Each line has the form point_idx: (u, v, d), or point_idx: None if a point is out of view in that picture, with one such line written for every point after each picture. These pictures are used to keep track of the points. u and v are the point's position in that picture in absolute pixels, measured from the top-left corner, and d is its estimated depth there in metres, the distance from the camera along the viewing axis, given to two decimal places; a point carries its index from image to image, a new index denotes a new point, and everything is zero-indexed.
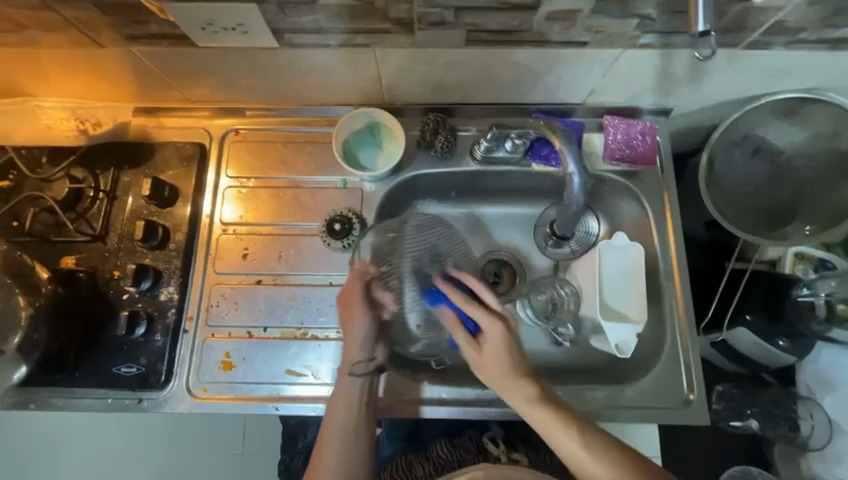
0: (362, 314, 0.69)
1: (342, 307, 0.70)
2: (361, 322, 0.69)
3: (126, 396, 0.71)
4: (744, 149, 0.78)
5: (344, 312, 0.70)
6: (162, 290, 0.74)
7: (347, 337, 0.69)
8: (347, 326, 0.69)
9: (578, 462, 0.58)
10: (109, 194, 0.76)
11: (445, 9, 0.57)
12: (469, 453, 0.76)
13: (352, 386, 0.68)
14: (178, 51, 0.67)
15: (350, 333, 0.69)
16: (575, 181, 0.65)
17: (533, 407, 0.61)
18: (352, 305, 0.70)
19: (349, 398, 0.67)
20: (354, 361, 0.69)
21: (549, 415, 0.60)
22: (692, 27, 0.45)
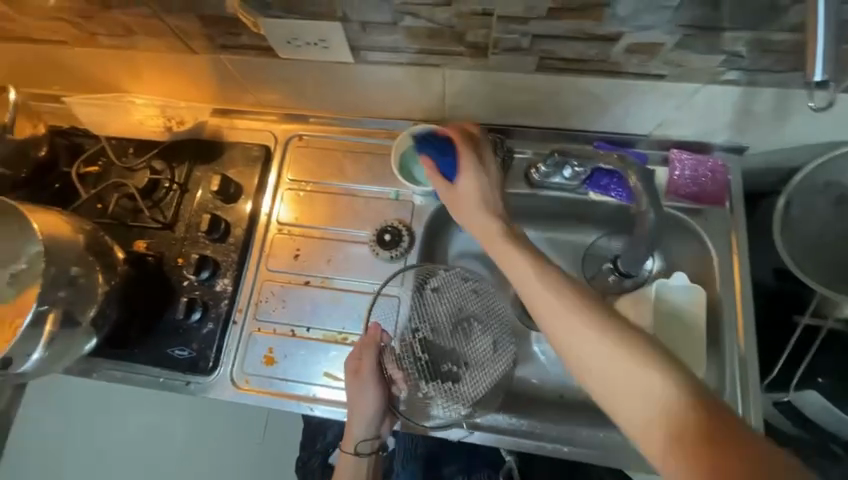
0: (368, 393, 0.69)
1: (350, 379, 0.69)
2: (368, 402, 0.69)
3: (176, 378, 0.75)
4: (828, 197, 0.72)
5: (352, 380, 0.69)
6: (218, 281, 0.78)
7: (354, 415, 0.69)
8: (356, 405, 0.69)
9: (534, 298, 0.53)
10: (181, 186, 0.82)
11: (522, 36, 0.57)
12: None
13: (356, 459, 0.72)
14: (262, 61, 0.72)
15: (356, 412, 0.69)
16: (650, 218, 0.61)
17: (547, 297, 0.52)
18: (362, 376, 0.69)
19: (356, 470, 0.72)
20: (359, 438, 0.70)
21: (567, 309, 0.51)
22: (807, 76, 0.38)
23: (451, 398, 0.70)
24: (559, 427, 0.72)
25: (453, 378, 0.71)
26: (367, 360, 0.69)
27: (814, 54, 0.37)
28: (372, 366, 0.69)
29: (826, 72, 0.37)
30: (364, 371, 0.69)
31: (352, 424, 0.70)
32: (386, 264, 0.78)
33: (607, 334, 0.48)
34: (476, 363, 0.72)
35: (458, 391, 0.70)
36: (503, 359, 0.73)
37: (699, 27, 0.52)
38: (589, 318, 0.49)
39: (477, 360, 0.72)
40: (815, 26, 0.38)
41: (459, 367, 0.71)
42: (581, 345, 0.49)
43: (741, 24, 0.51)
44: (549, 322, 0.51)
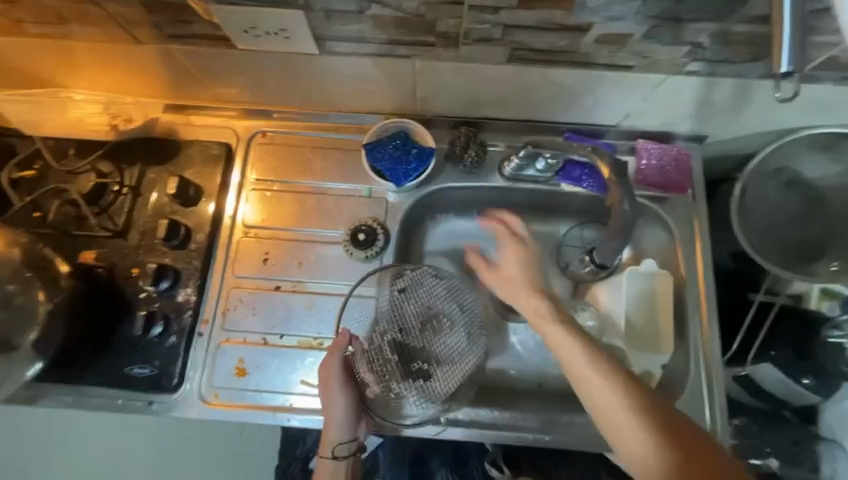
0: (337, 396, 0.66)
1: (322, 381, 0.67)
2: (338, 403, 0.66)
3: (136, 398, 0.69)
4: (779, 181, 0.76)
5: (322, 389, 0.67)
6: (180, 291, 0.73)
7: (327, 416, 0.67)
8: (326, 406, 0.67)
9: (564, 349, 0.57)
10: (133, 189, 0.75)
11: (493, 27, 0.56)
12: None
13: (334, 465, 0.67)
14: (218, 52, 0.67)
15: (329, 413, 0.66)
16: (625, 209, 0.61)
17: (563, 343, 0.57)
18: (330, 382, 0.67)
19: (334, 478, 0.67)
20: (335, 441, 0.67)
21: (582, 356, 0.55)
22: (773, 67, 0.40)
23: (423, 396, 0.69)
24: (540, 417, 0.72)
25: (425, 377, 0.69)
26: (333, 362, 0.67)
27: (781, 45, 0.38)
28: (340, 368, 0.67)
29: (792, 62, 0.38)
30: (332, 374, 0.67)
31: (326, 426, 0.67)
32: (362, 264, 0.75)
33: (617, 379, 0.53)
34: (447, 359, 0.70)
35: (431, 389, 0.69)
36: (474, 352, 0.71)
37: (666, 18, 0.53)
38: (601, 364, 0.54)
39: (447, 356, 0.70)
40: (780, 17, 0.38)
41: (430, 364, 0.70)
42: (597, 390, 0.53)
43: (704, 16, 0.53)
44: (572, 371, 0.56)
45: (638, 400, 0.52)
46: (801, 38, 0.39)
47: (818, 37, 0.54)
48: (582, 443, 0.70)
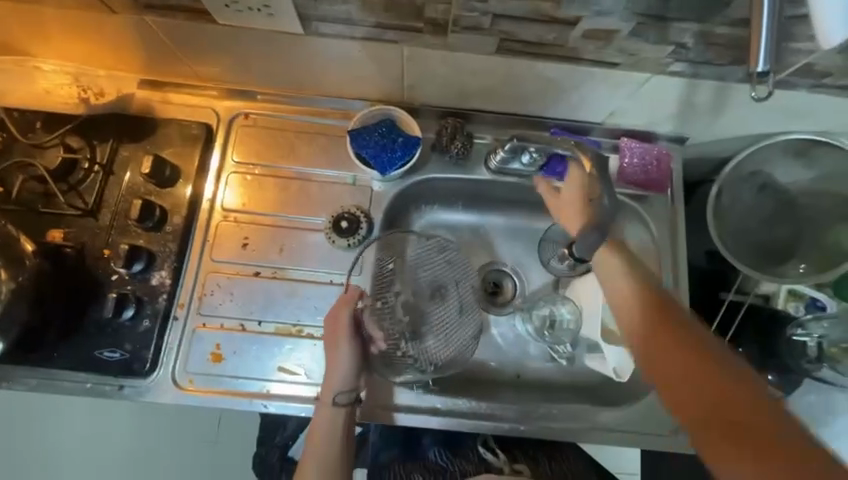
0: (345, 345, 0.67)
1: (329, 333, 0.68)
2: (344, 355, 0.66)
3: (106, 382, 0.68)
4: (753, 184, 0.79)
5: (329, 343, 0.67)
6: (154, 274, 0.71)
7: (330, 366, 0.67)
8: (331, 357, 0.67)
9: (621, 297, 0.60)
10: (104, 167, 0.72)
11: (482, 15, 0.55)
12: (469, 464, 0.74)
13: (335, 414, 0.66)
14: (197, 26, 0.64)
15: (336, 357, 0.66)
16: (604, 202, 0.62)
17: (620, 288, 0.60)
18: (340, 334, 0.67)
19: (332, 427, 0.65)
20: (339, 386, 0.66)
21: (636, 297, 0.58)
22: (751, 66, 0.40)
23: (423, 357, 0.70)
24: (518, 407, 0.73)
25: (421, 341, 0.71)
26: (345, 314, 0.68)
27: (758, 45, 0.39)
28: (353, 319, 0.68)
29: (768, 62, 0.39)
30: (345, 323, 0.67)
31: (329, 370, 0.66)
32: (344, 253, 0.74)
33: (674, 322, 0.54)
34: (448, 326, 0.73)
35: (428, 354, 0.71)
36: (473, 323, 0.74)
37: (651, 16, 0.53)
38: (656, 310, 0.56)
39: (447, 323, 0.73)
40: (759, 18, 0.39)
41: (429, 330, 0.72)
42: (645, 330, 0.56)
43: (688, 16, 0.53)
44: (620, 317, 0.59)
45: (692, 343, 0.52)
46: (776, 41, 0.40)
47: (796, 43, 0.55)
48: (556, 432, 0.71)
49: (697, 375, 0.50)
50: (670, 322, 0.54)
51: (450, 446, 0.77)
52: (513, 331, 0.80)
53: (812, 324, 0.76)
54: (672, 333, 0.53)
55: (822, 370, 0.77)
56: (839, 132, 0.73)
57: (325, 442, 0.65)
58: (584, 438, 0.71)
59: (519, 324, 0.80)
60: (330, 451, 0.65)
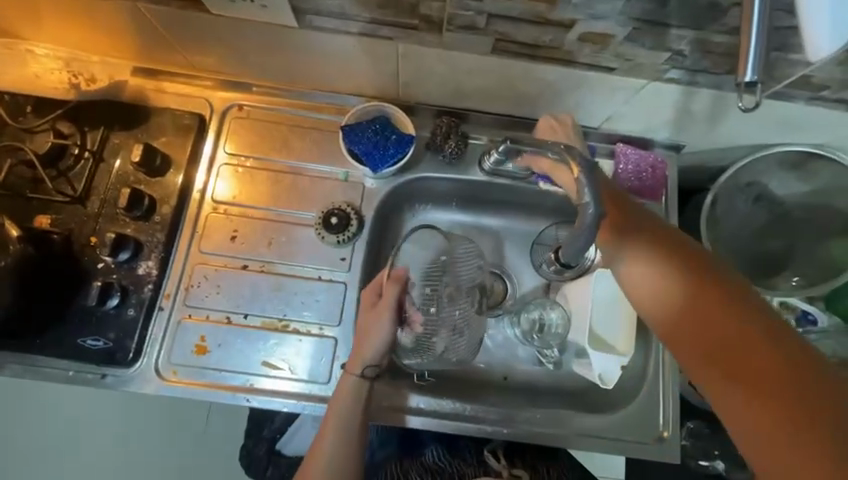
0: (383, 326, 0.64)
1: (369, 308, 0.65)
2: (382, 332, 0.64)
3: (88, 370, 0.67)
4: (747, 195, 0.78)
5: (368, 312, 0.65)
6: (141, 264, 0.70)
7: (365, 337, 0.64)
8: (367, 333, 0.64)
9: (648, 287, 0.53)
10: (94, 154, 0.71)
11: (477, 14, 0.54)
12: (468, 465, 0.73)
13: (359, 384, 0.64)
14: (189, 15, 0.63)
15: (373, 334, 0.64)
16: (589, 212, 0.55)
17: (657, 266, 0.53)
18: (381, 311, 0.64)
19: (354, 398, 0.64)
20: (367, 361, 0.64)
21: (679, 275, 0.52)
22: (738, 75, 0.40)
23: (449, 348, 0.69)
24: (502, 410, 0.72)
25: (435, 337, 0.69)
26: (392, 294, 0.64)
27: (747, 53, 0.38)
28: (395, 303, 0.64)
29: (756, 71, 0.39)
30: (390, 305, 0.64)
31: (363, 340, 0.64)
32: (333, 249, 0.74)
33: (725, 302, 0.49)
34: (465, 324, 0.71)
35: (437, 349, 0.69)
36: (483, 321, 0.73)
37: (647, 22, 0.53)
38: (704, 288, 0.50)
39: (464, 321, 0.71)
40: (748, 28, 0.38)
41: (445, 330, 0.69)
42: (689, 311, 0.50)
43: (685, 23, 0.52)
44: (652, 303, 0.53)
45: (747, 322, 0.47)
46: (765, 50, 0.39)
47: (793, 55, 0.54)
48: (539, 437, 0.71)
49: (749, 358, 0.46)
50: (729, 300, 0.49)
51: (448, 446, 0.76)
52: (501, 333, 0.80)
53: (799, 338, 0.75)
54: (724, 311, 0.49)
55: None
56: (836, 146, 0.73)
57: (347, 409, 0.63)
58: (568, 443, 0.71)
59: (507, 327, 0.80)
60: (350, 419, 0.63)
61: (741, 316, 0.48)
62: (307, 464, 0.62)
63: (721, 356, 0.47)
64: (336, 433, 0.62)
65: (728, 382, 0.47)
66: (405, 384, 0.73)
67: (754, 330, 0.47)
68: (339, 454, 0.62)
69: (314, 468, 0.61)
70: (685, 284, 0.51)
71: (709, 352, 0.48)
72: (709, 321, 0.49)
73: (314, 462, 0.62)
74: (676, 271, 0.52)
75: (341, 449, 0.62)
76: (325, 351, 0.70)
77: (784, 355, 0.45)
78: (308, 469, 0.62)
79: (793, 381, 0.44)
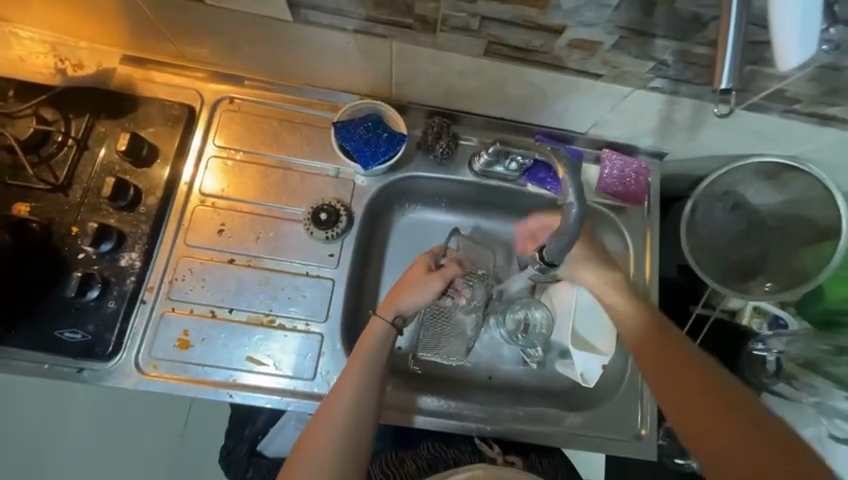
0: (427, 294, 0.66)
1: (423, 270, 0.68)
2: (424, 297, 0.65)
3: (64, 364, 0.65)
4: (725, 203, 0.81)
5: (419, 271, 0.67)
6: (123, 255, 0.69)
7: (409, 288, 0.66)
8: (414, 290, 0.65)
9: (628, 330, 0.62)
10: (79, 142, 0.70)
11: (471, 16, 0.55)
12: (463, 452, 0.73)
13: (387, 332, 0.63)
14: (182, 4, 0.62)
15: (418, 291, 0.65)
16: (572, 212, 0.54)
17: (630, 323, 0.62)
18: (434, 275, 0.67)
19: (380, 340, 0.62)
20: (401, 313, 0.65)
21: (648, 333, 0.60)
22: (715, 83, 0.42)
23: (464, 330, 0.77)
24: (484, 406, 0.73)
25: (457, 315, 0.77)
26: (451, 271, 0.68)
27: (723, 63, 0.40)
28: (449, 279, 0.67)
29: (730, 80, 0.41)
30: (444, 278, 0.67)
31: (404, 293, 0.65)
32: (322, 245, 0.74)
33: (688, 362, 0.56)
34: (469, 324, 0.77)
35: (454, 326, 0.77)
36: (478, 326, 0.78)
37: (633, 30, 0.55)
38: (666, 346, 0.58)
39: (466, 320, 0.77)
40: (725, 38, 0.40)
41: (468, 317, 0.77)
42: (655, 367, 0.58)
43: (668, 34, 0.55)
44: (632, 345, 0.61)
45: (705, 382, 0.54)
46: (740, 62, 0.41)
47: (769, 69, 0.57)
48: (521, 434, 0.72)
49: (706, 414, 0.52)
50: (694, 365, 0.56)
51: (443, 437, 0.75)
52: (486, 333, 0.81)
53: (771, 339, 0.79)
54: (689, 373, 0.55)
55: (779, 385, 0.79)
56: (809, 158, 0.76)
57: (373, 353, 0.61)
58: (550, 442, 0.72)
59: (493, 327, 0.81)
60: (376, 364, 0.61)
61: (703, 377, 0.55)
62: (325, 408, 0.57)
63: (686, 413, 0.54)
64: (361, 375, 0.59)
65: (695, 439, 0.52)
66: (390, 381, 0.73)
67: (713, 391, 0.53)
68: (361, 398, 0.58)
69: (334, 411, 0.57)
70: (653, 341, 0.59)
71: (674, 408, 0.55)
72: (677, 385, 0.55)
73: (333, 405, 0.57)
74: (645, 333, 0.60)
75: (364, 393, 0.58)
76: (311, 347, 0.70)
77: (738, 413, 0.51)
78: (327, 412, 0.57)
79: (750, 437, 0.49)
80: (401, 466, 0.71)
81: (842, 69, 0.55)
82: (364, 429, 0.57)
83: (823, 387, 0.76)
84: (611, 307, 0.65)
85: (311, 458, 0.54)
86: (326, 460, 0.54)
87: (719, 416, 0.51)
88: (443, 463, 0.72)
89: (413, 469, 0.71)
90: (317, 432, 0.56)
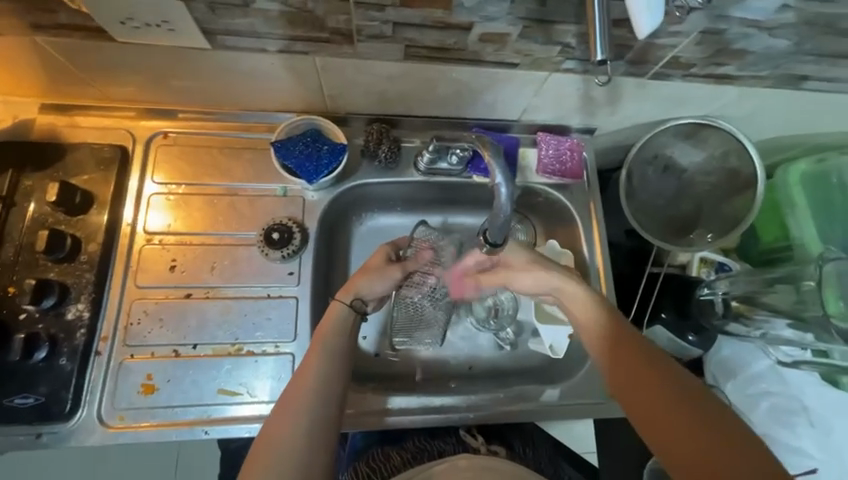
0: (387, 281, 0.68)
1: (383, 260, 0.69)
2: (384, 282, 0.67)
3: (21, 432, 0.62)
4: (656, 167, 0.87)
5: (382, 260, 0.69)
6: (69, 308, 0.66)
7: (366, 271, 0.68)
8: (370, 278, 0.67)
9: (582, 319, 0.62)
10: (4, 199, 0.67)
11: (383, 24, 0.58)
12: (447, 443, 0.72)
13: (348, 315, 0.64)
14: (93, 45, 0.60)
15: (378, 278, 0.67)
16: (502, 192, 0.56)
17: (597, 328, 0.60)
18: (396, 264, 0.69)
19: (342, 326, 0.63)
20: (360, 295, 0.66)
21: (616, 337, 0.58)
22: (593, 55, 0.48)
23: (432, 317, 0.80)
24: (464, 395, 0.74)
25: (429, 299, 0.80)
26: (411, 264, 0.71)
27: (595, 37, 0.47)
28: (408, 269, 0.70)
29: (604, 52, 0.47)
30: (405, 269, 0.69)
31: (363, 277, 0.66)
32: (279, 265, 0.73)
33: (655, 366, 0.54)
34: (437, 313, 0.80)
35: (426, 310, 0.80)
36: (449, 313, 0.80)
37: (535, 19, 0.59)
38: (633, 351, 0.56)
39: (434, 310, 0.80)
40: (592, 17, 0.47)
41: (441, 299, 0.80)
42: (613, 362, 0.57)
43: (566, 19, 0.59)
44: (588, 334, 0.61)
45: (654, 372, 0.54)
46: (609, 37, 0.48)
47: (660, 40, 0.62)
48: (506, 417, 0.73)
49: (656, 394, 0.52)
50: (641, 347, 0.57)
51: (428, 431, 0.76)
52: (459, 324, 0.83)
53: (716, 282, 0.83)
54: (638, 356, 0.56)
55: (731, 325, 0.84)
56: (718, 115, 0.83)
57: (332, 338, 0.61)
58: (537, 417, 0.74)
59: (464, 317, 0.84)
60: (338, 345, 0.61)
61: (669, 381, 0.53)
62: (288, 398, 0.55)
63: (652, 418, 0.51)
64: (322, 357, 0.59)
65: (661, 444, 0.50)
66: (371, 388, 0.73)
67: (658, 372, 0.54)
68: (323, 381, 0.57)
69: (297, 398, 0.54)
70: (619, 345, 0.57)
71: (640, 414, 0.53)
72: (629, 368, 0.55)
73: (297, 393, 0.55)
74: (598, 324, 0.60)
75: (328, 378, 0.57)
76: (284, 368, 0.69)
77: (706, 421, 0.49)
78: (289, 401, 0.54)
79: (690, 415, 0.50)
80: (387, 461, 0.72)
81: (721, 32, 0.61)
82: (329, 413, 0.55)
83: (766, 319, 0.82)
84: (576, 312, 0.63)
85: (276, 451, 0.51)
86: (291, 449, 0.51)
87: (662, 396, 0.52)
88: (427, 455, 0.71)
89: (399, 461, 0.71)
90: (279, 422, 0.53)
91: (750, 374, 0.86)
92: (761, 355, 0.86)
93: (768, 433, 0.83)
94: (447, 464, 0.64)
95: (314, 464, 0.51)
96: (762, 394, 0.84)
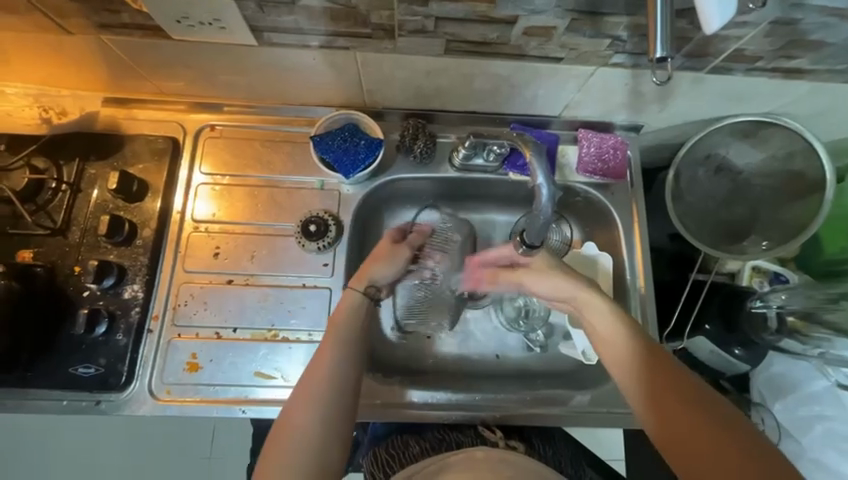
0: (399, 262, 0.68)
1: (389, 243, 0.69)
2: (397, 264, 0.68)
3: (83, 398, 0.68)
4: (708, 168, 0.81)
5: (389, 243, 0.69)
6: (126, 288, 0.72)
7: (375, 257, 0.68)
8: (377, 261, 0.67)
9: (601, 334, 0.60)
10: (72, 185, 0.73)
11: (425, 18, 0.57)
12: (466, 435, 0.70)
13: (359, 302, 0.64)
14: (149, 43, 0.64)
15: (388, 262, 0.67)
16: (543, 192, 0.54)
17: (620, 347, 0.57)
18: (400, 246, 0.69)
19: (354, 311, 0.63)
20: (374, 281, 0.66)
21: (636, 359, 0.56)
22: (651, 52, 0.46)
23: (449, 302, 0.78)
24: (487, 394, 0.74)
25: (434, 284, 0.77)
26: (416, 239, 0.71)
27: (653, 35, 0.44)
28: (414, 246, 0.71)
29: (664, 49, 0.44)
30: (411, 246, 0.70)
31: (375, 264, 0.67)
32: (314, 256, 0.76)
33: (673, 386, 0.52)
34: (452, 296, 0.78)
35: (433, 298, 0.77)
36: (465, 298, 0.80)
37: (584, 11, 0.56)
38: (658, 366, 0.54)
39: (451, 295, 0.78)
40: (653, 11, 0.44)
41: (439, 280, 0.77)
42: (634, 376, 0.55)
43: (619, 10, 0.56)
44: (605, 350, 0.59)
45: (676, 388, 0.52)
46: (671, 33, 0.45)
47: (724, 32, 0.57)
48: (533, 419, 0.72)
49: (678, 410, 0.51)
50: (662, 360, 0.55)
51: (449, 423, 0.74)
52: (487, 322, 0.83)
53: (771, 295, 0.76)
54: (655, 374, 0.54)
55: (785, 341, 0.77)
56: (781, 114, 0.76)
57: (343, 328, 0.61)
58: (566, 422, 0.73)
59: (493, 316, 0.83)
60: (348, 337, 0.61)
61: (688, 397, 0.51)
62: (302, 388, 0.56)
63: (677, 435, 0.50)
64: (335, 349, 0.59)
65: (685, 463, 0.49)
66: (400, 381, 0.74)
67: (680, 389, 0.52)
68: (339, 371, 0.58)
69: (309, 391, 0.56)
70: (638, 367, 0.55)
71: (662, 431, 0.51)
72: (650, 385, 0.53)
73: (308, 389, 0.56)
74: (621, 340, 0.58)
75: (342, 371, 0.58)
76: None
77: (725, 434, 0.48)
78: (301, 394, 0.56)
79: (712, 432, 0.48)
80: (406, 449, 0.72)
81: (796, 22, 0.56)
82: (345, 405, 0.56)
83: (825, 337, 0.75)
84: (596, 326, 0.61)
85: (294, 441, 0.53)
86: (308, 439, 0.53)
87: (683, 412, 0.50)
88: (445, 446, 0.70)
89: (417, 450, 0.71)
90: (294, 415, 0.54)
91: (804, 395, 0.79)
92: (818, 376, 0.79)
93: (818, 459, 0.77)
94: (463, 456, 0.64)
95: (332, 454, 0.53)
96: (815, 417, 0.78)
